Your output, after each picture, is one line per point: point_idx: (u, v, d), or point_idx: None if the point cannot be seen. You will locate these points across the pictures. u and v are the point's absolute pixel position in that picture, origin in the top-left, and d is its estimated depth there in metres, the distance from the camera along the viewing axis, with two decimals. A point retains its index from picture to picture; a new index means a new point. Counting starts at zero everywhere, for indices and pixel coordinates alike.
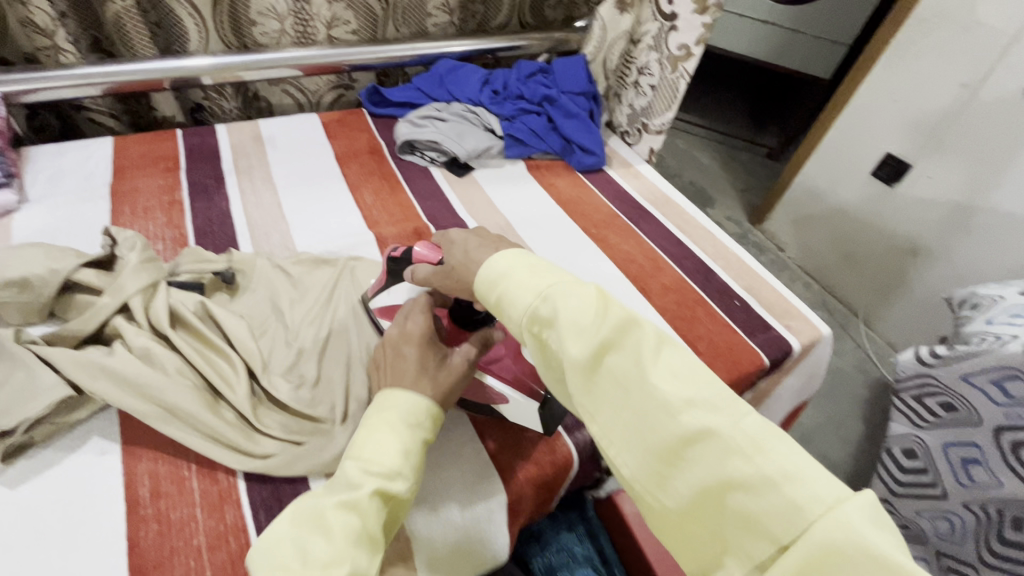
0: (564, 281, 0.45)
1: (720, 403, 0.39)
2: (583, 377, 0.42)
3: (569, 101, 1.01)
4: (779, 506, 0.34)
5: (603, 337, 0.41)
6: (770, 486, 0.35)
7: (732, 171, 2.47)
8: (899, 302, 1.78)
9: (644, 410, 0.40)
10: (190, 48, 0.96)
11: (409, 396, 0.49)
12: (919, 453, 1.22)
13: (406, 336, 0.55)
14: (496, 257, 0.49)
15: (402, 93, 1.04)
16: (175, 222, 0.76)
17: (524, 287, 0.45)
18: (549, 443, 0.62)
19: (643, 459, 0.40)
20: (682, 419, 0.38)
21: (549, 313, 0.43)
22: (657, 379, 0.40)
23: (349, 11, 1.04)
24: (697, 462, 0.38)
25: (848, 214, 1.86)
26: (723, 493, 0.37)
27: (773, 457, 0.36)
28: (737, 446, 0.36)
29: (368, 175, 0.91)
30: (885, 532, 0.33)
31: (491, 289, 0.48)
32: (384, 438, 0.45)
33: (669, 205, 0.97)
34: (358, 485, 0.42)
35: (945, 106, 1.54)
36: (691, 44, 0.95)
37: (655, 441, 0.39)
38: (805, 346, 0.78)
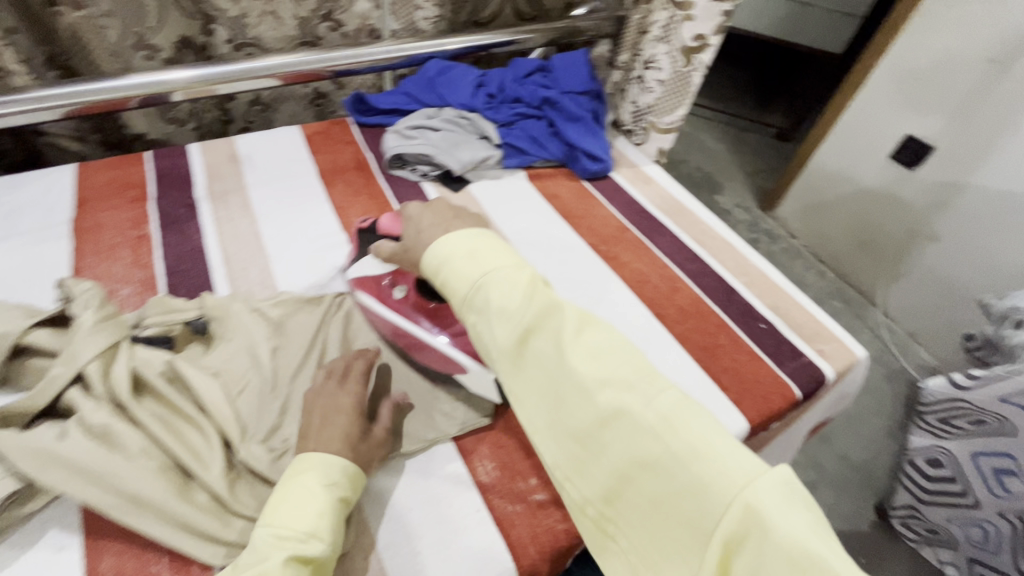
0: (499, 269, 0.48)
1: (634, 384, 0.42)
2: (511, 366, 0.45)
3: (571, 103, 0.93)
4: (686, 484, 0.37)
5: (528, 323, 0.45)
6: (678, 465, 0.38)
7: (741, 155, 2.36)
8: (919, 292, 1.69)
9: (565, 394, 0.42)
10: (150, 24, 0.87)
11: (320, 457, 0.48)
12: (943, 461, 1.15)
13: (337, 403, 0.53)
14: (439, 239, 0.51)
15: (389, 99, 0.97)
16: (144, 261, 0.69)
17: (461, 276, 0.48)
18: (562, 507, 0.54)
19: (562, 443, 0.43)
20: (597, 401, 0.41)
21: (482, 300, 0.46)
22: (576, 361, 0.43)
23: None
24: (612, 444, 0.40)
25: (864, 199, 1.76)
26: (634, 472, 0.39)
27: (683, 436, 0.38)
28: (649, 426, 0.39)
29: (355, 195, 0.84)
30: (788, 508, 0.34)
31: (435, 276, 0.51)
32: (299, 502, 0.44)
33: (683, 213, 0.90)
34: (270, 554, 0.40)
35: (970, 84, 1.43)
36: (706, 35, 0.87)
37: (575, 424, 0.42)
38: (839, 373, 0.71)
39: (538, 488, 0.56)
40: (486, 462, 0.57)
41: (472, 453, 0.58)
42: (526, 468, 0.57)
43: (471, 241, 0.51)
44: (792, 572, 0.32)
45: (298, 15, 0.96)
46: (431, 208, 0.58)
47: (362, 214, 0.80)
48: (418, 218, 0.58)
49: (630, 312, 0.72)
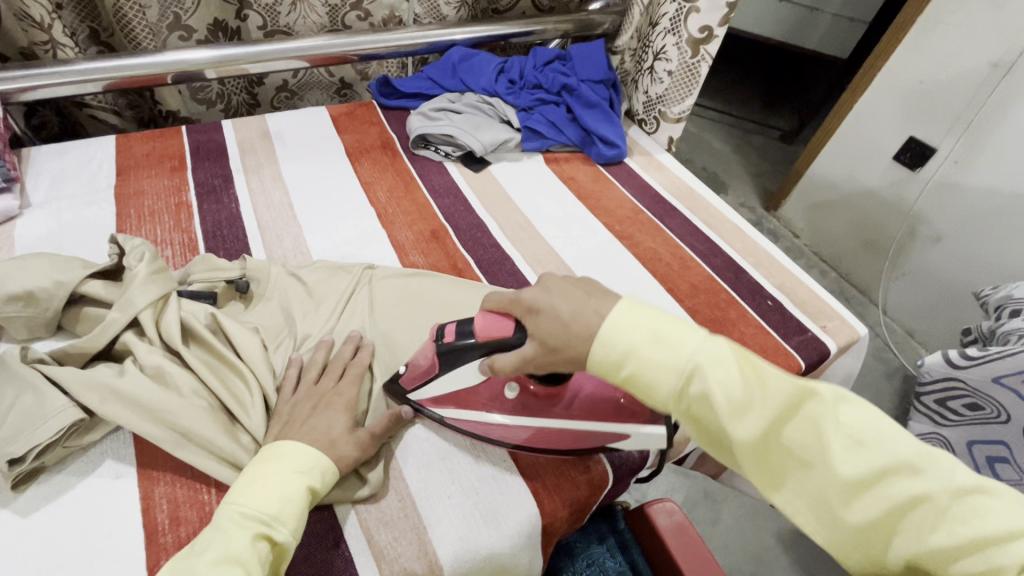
0: (710, 353, 0.41)
1: (917, 463, 0.36)
2: (756, 457, 0.40)
3: (589, 90, 0.96)
4: (1010, 569, 0.32)
5: (773, 412, 0.39)
6: (997, 547, 0.33)
7: (746, 156, 2.40)
8: (919, 290, 1.72)
9: (831, 484, 0.37)
10: (186, 6, 0.90)
11: (294, 445, 0.47)
12: (940, 449, 1.19)
13: (329, 400, 0.53)
14: (610, 325, 0.42)
15: (413, 84, 1.00)
16: (184, 226, 0.73)
17: (667, 367, 0.41)
18: (583, 461, 0.57)
19: (838, 532, 0.38)
20: (884, 488, 0.36)
21: (703, 393, 0.40)
22: (840, 449, 0.37)
23: None
24: (906, 530, 0.35)
25: (867, 199, 1.79)
26: (945, 561, 0.34)
27: (991, 514, 0.34)
28: (949, 511, 0.34)
29: (381, 172, 0.88)
30: None
31: (619, 366, 0.42)
32: (267, 486, 0.44)
33: (694, 199, 0.93)
34: (235, 535, 0.41)
35: (973, 87, 1.47)
36: (713, 26, 0.91)
37: (850, 512, 0.37)
38: (842, 347, 0.74)
39: None
40: None
41: None
42: None
43: (653, 320, 0.42)
44: None
45: (327, 1, 1.01)
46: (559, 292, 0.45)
47: (388, 190, 0.84)
48: None
49: (644, 285, 0.76)
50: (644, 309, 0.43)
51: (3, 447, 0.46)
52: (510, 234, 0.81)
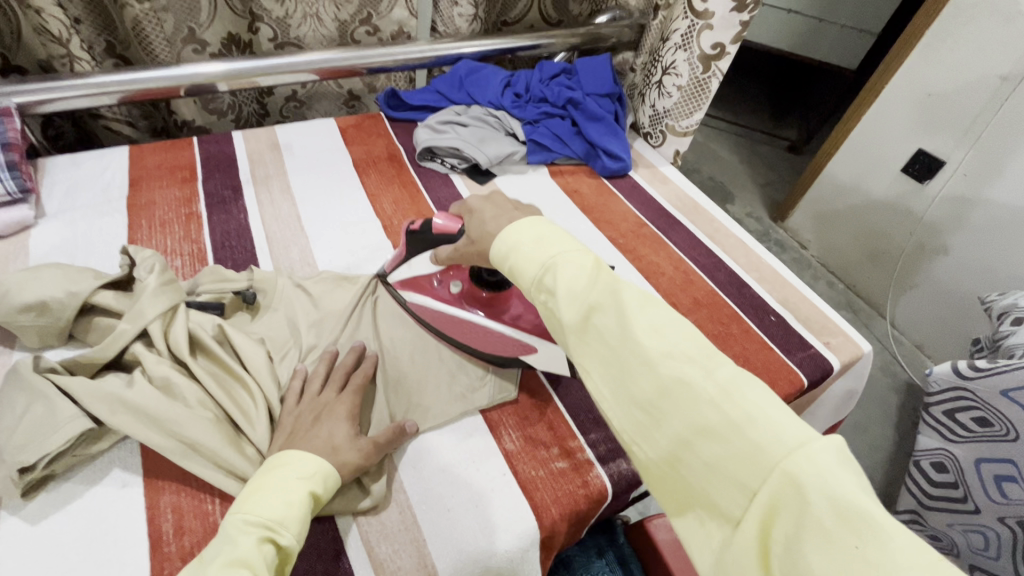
0: (564, 253, 0.46)
1: (699, 357, 0.39)
2: (576, 339, 0.43)
3: (594, 104, 0.97)
4: (742, 450, 0.35)
5: (590, 299, 0.42)
6: (736, 431, 0.35)
7: (753, 166, 2.39)
8: (927, 303, 1.71)
9: (627, 363, 0.40)
10: (201, 20, 0.93)
11: (297, 454, 0.48)
12: (948, 465, 1.18)
13: (331, 408, 0.54)
14: (509, 225, 0.49)
15: (420, 97, 1.02)
16: (194, 237, 0.74)
17: (530, 259, 0.47)
18: (583, 476, 0.57)
19: (626, 411, 0.41)
20: (663, 372, 0.39)
21: (550, 282, 0.44)
22: (640, 332, 0.40)
23: None
24: (672, 412, 0.38)
25: (875, 211, 1.78)
26: (694, 440, 0.37)
27: (742, 404, 0.36)
28: (707, 397, 0.37)
29: (388, 183, 0.89)
30: (847, 471, 0.32)
31: (505, 260, 0.49)
32: (270, 491, 0.44)
33: (698, 212, 0.93)
34: (239, 539, 0.41)
35: (982, 101, 1.46)
36: (725, 43, 0.92)
37: (639, 392, 0.40)
38: (845, 364, 0.74)
39: (559, 456, 0.58)
40: (511, 432, 0.60)
41: (498, 423, 0.61)
42: (548, 438, 0.60)
43: (538, 228, 0.49)
44: (836, 522, 0.30)
45: (338, 17, 1.03)
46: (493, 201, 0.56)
47: (394, 201, 0.85)
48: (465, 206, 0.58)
49: None
50: (538, 220, 0.50)
51: (14, 455, 0.47)
52: None
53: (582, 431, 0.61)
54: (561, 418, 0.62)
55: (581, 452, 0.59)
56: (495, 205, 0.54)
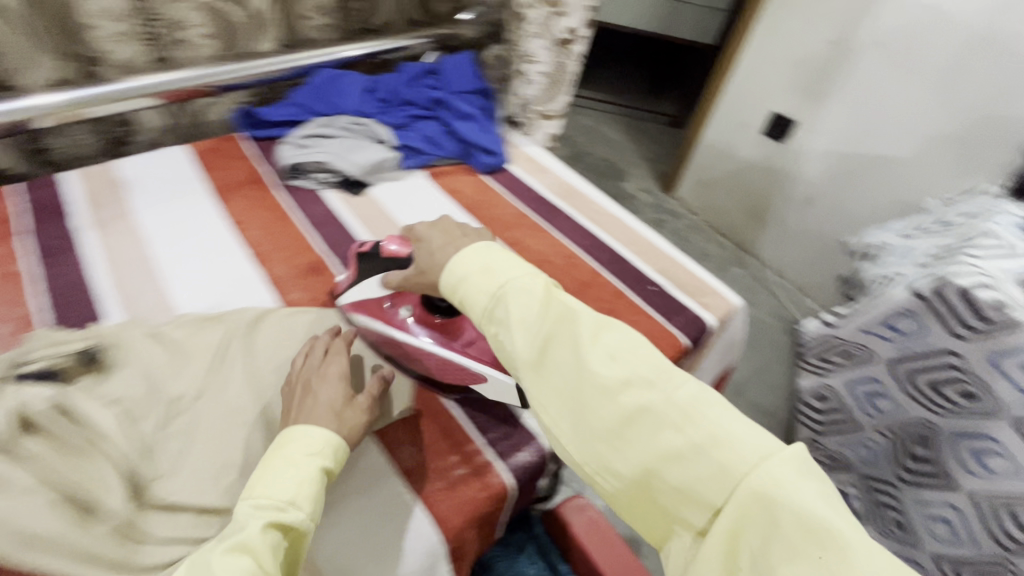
0: (511, 280, 0.49)
1: (653, 379, 0.45)
2: (532, 373, 0.48)
3: (461, 102, 0.97)
4: (708, 469, 0.41)
5: (546, 331, 0.47)
6: (701, 454, 0.42)
7: (641, 144, 2.52)
8: (801, 248, 1.88)
9: (587, 395, 0.45)
10: (13, 65, 0.80)
11: (305, 429, 0.49)
12: (829, 394, 1.30)
13: (322, 373, 0.55)
14: (454, 257, 0.53)
15: (280, 112, 0.96)
16: (19, 298, 0.65)
17: (478, 291, 0.50)
18: (482, 478, 0.57)
19: (588, 442, 0.46)
20: (621, 400, 0.44)
21: (502, 312, 0.49)
22: (596, 364, 0.45)
23: (199, 13, 0.92)
24: (637, 438, 0.44)
25: (747, 173, 1.94)
26: (661, 467, 0.43)
27: (703, 426, 0.43)
28: (671, 421, 0.43)
29: (253, 208, 0.83)
30: (804, 478, 0.39)
31: (454, 293, 0.52)
32: (281, 472, 0.45)
33: (577, 196, 0.96)
34: (246, 526, 0.41)
35: (817, 64, 1.63)
36: (576, 28, 0.98)
37: (600, 423, 0.45)
38: (720, 320, 0.80)
39: (459, 463, 0.58)
40: (408, 447, 0.58)
41: (391, 438, 0.58)
42: (446, 447, 0.59)
43: (483, 254, 0.52)
44: (799, 530, 0.37)
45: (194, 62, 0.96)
46: (439, 226, 0.59)
47: (263, 227, 0.79)
48: (423, 236, 0.59)
49: None
50: (482, 246, 0.53)
51: None
52: None
53: (480, 433, 0.61)
54: (458, 423, 0.61)
55: (480, 455, 0.59)
56: (441, 232, 0.58)
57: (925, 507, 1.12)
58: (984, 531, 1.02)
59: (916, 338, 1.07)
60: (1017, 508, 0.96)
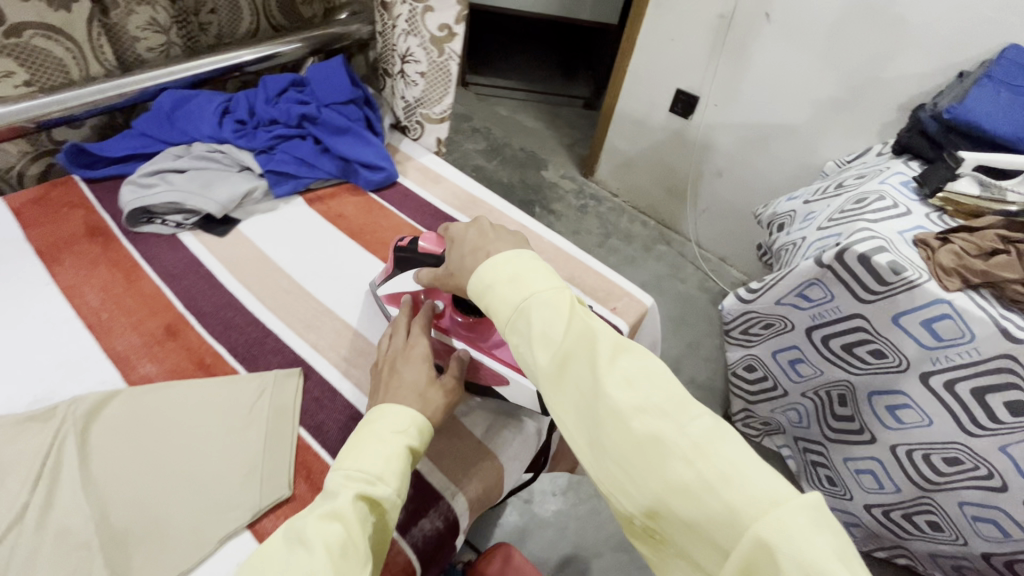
0: (536, 294, 0.45)
1: (669, 408, 0.38)
2: (551, 384, 0.42)
3: (333, 115, 0.87)
4: (718, 511, 0.34)
5: (566, 345, 0.42)
6: (709, 492, 0.34)
7: (557, 129, 2.48)
8: (719, 220, 1.92)
9: (598, 415, 0.39)
10: None
11: (394, 408, 0.49)
12: (755, 364, 1.32)
13: (407, 355, 0.56)
14: (483, 264, 0.48)
15: (119, 146, 0.83)
16: None
17: (503, 300, 0.46)
18: (380, 559, 0.49)
19: (602, 462, 0.39)
20: (632, 426, 0.38)
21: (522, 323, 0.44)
22: (608, 384, 0.39)
23: (9, 59, 0.79)
24: (647, 469, 0.37)
25: (660, 151, 1.95)
26: (671, 500, 0.36)
27: (715, 461, 0.35)
28: (681, 452, 0.36)
29: (92, 266, 0.70)
30: (823, 534, 0.32)
31: (481, 300, 0.48)
32: (368, 447, 0.46)
33: (477, 206, 0.90)
34: (337, 496, 0.42)
35: (711, 38, 1.64)
36: (450, 24, 0.89)
37: (611, 446, 0.38)
38: (633, 324, 0.76)
39: None
40: None
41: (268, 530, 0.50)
42: None
43: (512, 263, 0.47)
44: None
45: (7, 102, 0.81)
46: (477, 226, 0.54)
47: (103, 289, 0.68)
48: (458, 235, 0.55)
49: None
50: (518, 253, 0.48)
51: None
52: (269, 301, 0.70)
53: None
54: None
55: None
56: (476, 233, 0.53)
57: (851, 461, 1.17)
58: (905, 477, 1.07)
59: (825, 305, 1.09)
60: (934, 454, 1.01)
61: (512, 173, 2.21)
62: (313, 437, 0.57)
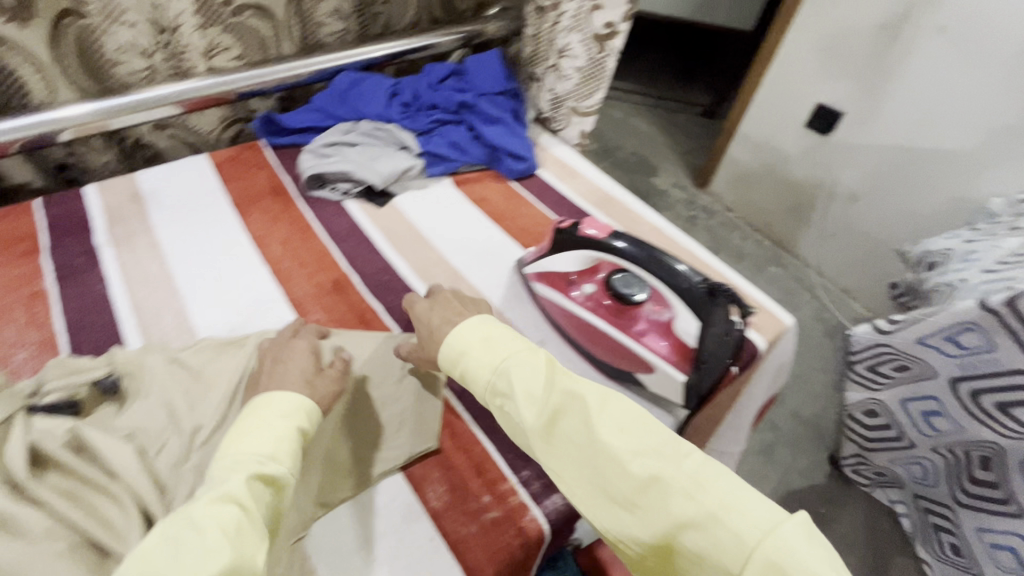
0: (516, 356, 0.48)
1: (662, 450, 0.42)
2: (543, 443, 0.45)
3: (487, 105, 0.92)
4: (725, 540, 0.37)
5: (553, 404, 0.45)
6: (713, 522, 0.38)
7: (672, 136, 2.41)
8: (848, 247, 1.77)
9: (600, 463, 0.42)
10: (37, 100, 0.81)
11: (280, 394, 0.49)
12: (878, 410, 1.20)
13: (291, 350, 0.57)
14: (450, 335, 0.51)
15: (300, 118, 0.92)
16: (40, 321, 0.64)
17: (481, 365, 0.48)
18: (517, 523, 0.52)
19: (608, 506, 0.42)
20: (632, 469, 0.41)
21: (507, 386, 0.47)
22: (605, 432, 0.42)
23: (228, 34, 0.92)
24: (652, 507, 0.40)
25: (787, 168, 1.82)
26: (678, 534, 0.39)
27: (714, 491, 0.39)
28: (681, 487, 0.39)
29: (275, 221, 0.80)
30: (816, 546, 0.36)
31: (455, 369, 0.51)
32: (259, 431, 0.44)
33: (612, 204, 0.90)
34: (226, 480, 0.40)
35: (868, 49, 1.50)
36: (615, 21, 0.92)
37: (614, 489, 0.42)
38: (772, 341, 0.73)
39: (491, 505, 0.53)
40: (437, 487, 0.55)
41: None
42: (477, 486, 0.55)
43: (486, 328, 0.51)
44: None
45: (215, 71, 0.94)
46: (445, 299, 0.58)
47: (284, 242, 0.77)
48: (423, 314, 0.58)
49: None
50: (478, 321, 0.52)
51: None
52: (419, 271, 0.76)
53: (513, 469, 0.56)
54: (490, 460, 0.57)
55: (514, 495, 0.54)
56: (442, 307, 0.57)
57: (987, 533, 1.05)
58: None
59: (982, 354, 0.95)
60: None
61: (621, 177, 2.18)
62: (458, 400, 0.62)
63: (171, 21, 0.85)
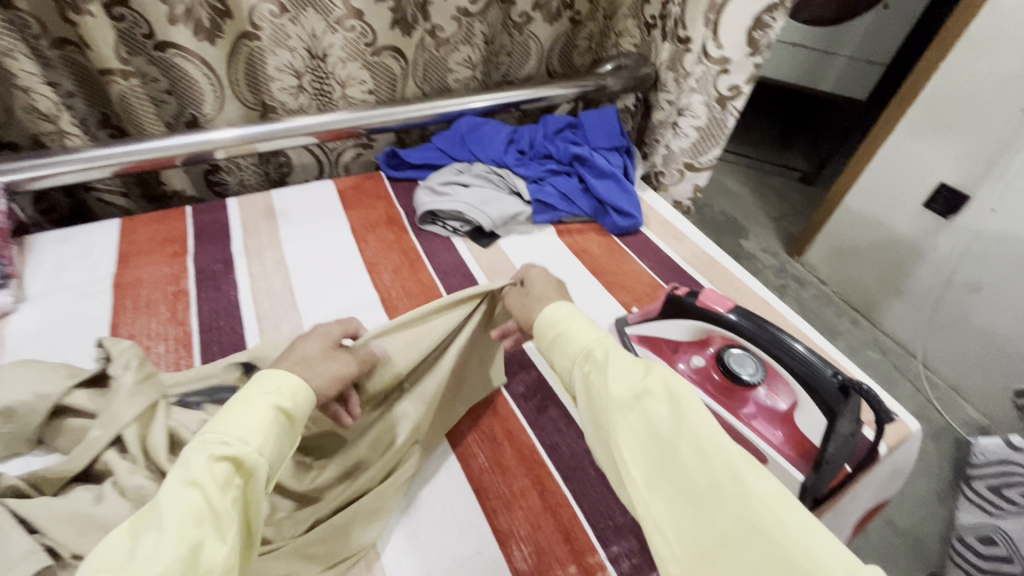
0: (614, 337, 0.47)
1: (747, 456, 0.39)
2: (619, 412, 0.42)
3: (601, 160, 0.93)
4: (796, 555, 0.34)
5: (646, 383, 0.42)
6: (786, 537, 0.34)
7: (765, 200, 2.32)
8: (961, 341, 1.58)
9: (679, 449, 0.39)
10: (205, 110, 0.93)
11: (263, 376, 0.45)
12: (997, 538, 1.00)
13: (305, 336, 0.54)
14: (551, 305, 0.52)
15: (421, 155, 0.99)
16: (180, 318, 0.70)
17: (580, 334, 0.48)
18: None
19: (670, 499, 0.39)
20: (714, 461, 0.38)
21: (603, 357, 0.45)
22: (694, 419, 0.40)
23: (365, 70, 0.99)
24: (722, 507, 0.37)
25: (896, 248, 1.68)
26: (743, 540, 0.35)
27: (795, 508, 0.36)
28: (762, 496, 0.36)
29: (387, 250, 0.84)
30: None
31: (546, 337, 0.50)
32: (231, 412, 0.41)
33: (717, 271, 0.87)
34: (189, 463, 0.37)
35: (1007, 133, 1.35)
36: (739, 84, 0.93)
37: (687, 480, 0.38)
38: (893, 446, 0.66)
39: None
40: (523, 547, 0.53)
41: (479, 475, 0.60)
42: (564, 554, 0.53)
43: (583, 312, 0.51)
44: None
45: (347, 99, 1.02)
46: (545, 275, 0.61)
47: (393, 271, 0.81)
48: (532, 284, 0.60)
49: None
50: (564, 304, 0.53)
51: None
52: None
53: (603, 542, 0.54)
54: (579, 526, 0.55)
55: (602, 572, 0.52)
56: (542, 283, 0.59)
57: None
58: None
59: None
60: None
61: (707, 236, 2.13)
62: (549, 455, 0.61)
63: (321, 50, 0.95)
